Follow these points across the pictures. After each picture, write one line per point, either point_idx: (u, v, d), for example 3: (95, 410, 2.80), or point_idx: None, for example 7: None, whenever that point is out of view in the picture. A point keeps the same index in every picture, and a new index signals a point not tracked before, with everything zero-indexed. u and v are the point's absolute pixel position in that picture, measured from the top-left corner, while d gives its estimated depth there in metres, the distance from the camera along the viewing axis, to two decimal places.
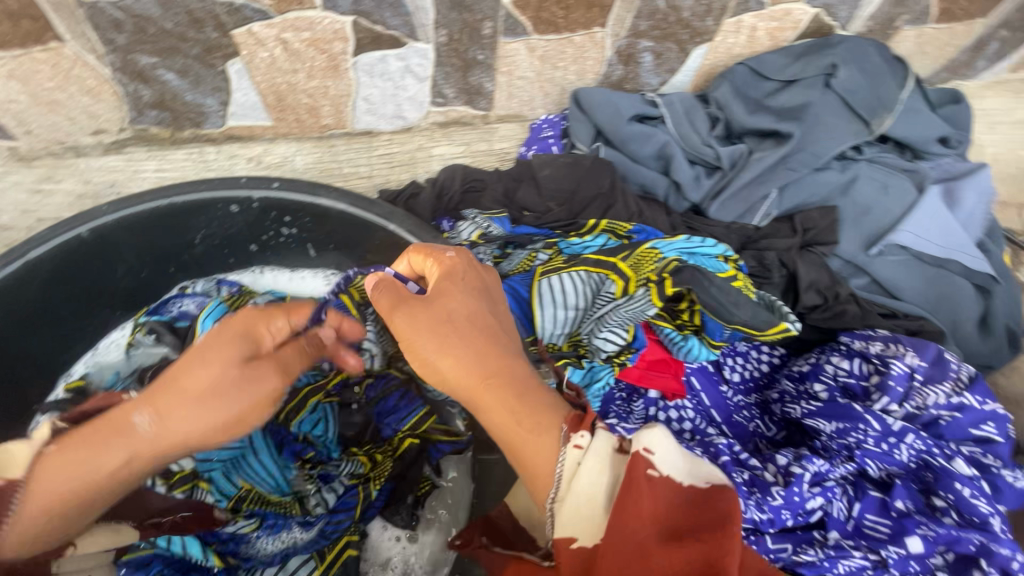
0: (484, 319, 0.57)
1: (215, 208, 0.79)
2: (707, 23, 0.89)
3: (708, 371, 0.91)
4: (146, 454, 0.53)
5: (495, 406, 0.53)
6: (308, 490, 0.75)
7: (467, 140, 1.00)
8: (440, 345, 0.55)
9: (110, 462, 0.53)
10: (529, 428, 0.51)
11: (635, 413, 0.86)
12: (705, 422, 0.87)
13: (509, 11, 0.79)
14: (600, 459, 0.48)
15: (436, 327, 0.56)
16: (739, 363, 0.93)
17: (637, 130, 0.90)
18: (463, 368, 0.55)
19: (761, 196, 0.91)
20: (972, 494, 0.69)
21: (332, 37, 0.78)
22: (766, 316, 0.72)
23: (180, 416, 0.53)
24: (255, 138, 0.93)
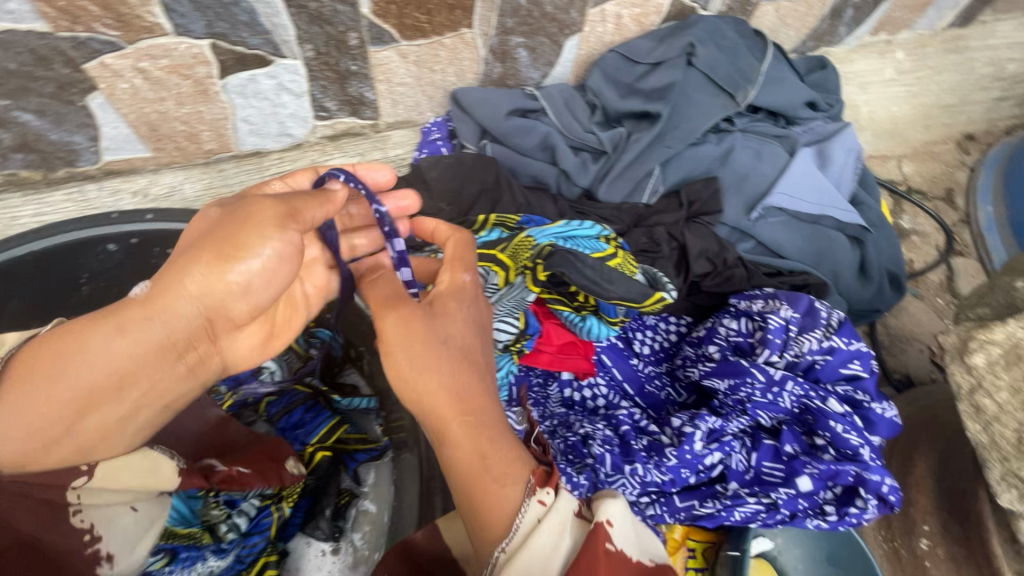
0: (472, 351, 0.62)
1: (92, 250, 0.77)
2: (573, 15, 0.92)
3: (617, 347, 0.95)
4: (156, 312, 0.55)
5: (466, 442, 0.57)
6: (216, 517, 0.71)
7: (361, 150, 1.01)
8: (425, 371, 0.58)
9: (112, 337, 0.55)
10: (495, 477, 0.56)
11: (552, 398, 0.91)
12: (618, 396, 0.91)
13: (371, 20, 0.80)
14: (560, 519, 0.53)
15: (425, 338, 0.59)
16: (648, 336, 0.97)
17: (517, 124, 0.93)
18: (447, 395, 0.58)
19: (644, 173, 0.95)
20: (845, 429, 0.74)
21: (193, 62, 0.77)
22: (641, 289, 0.77)
23: (180, 275, 0.55)
24: (136, 171, 0.91)
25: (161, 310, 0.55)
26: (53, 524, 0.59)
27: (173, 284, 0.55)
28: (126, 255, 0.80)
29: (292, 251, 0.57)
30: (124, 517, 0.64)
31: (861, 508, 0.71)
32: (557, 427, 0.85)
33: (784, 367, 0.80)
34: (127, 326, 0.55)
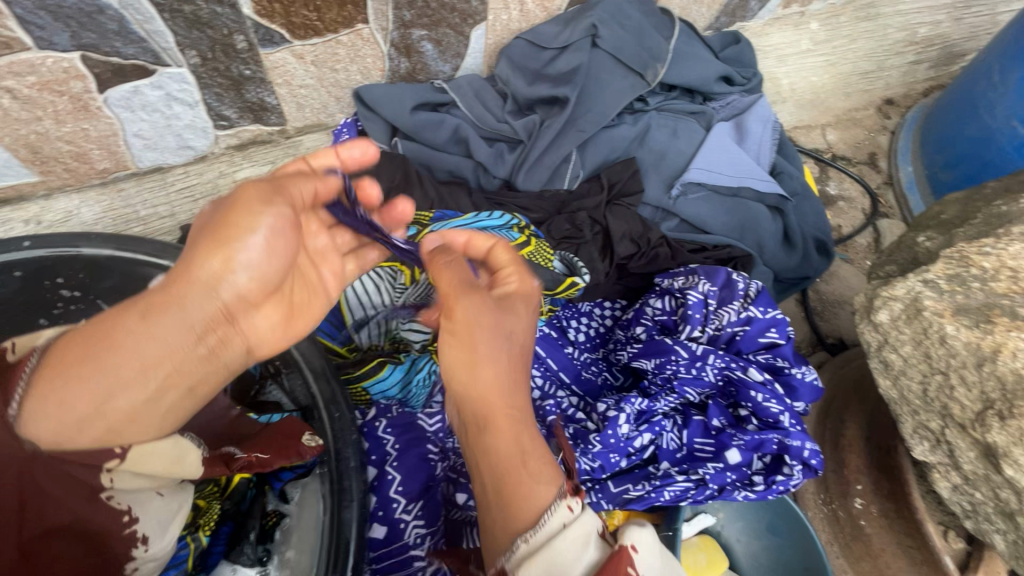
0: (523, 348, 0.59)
1: None
2: (473, 4, 0.90)
3: (551, 337, 0.93)
4: (162, 304, 0.50)
5: (511, 434, 0.54)
6: None
7: (271, 158, 0.97)
8: (469, 361, 0.55)
9: (135, 325, 0.49)
10: (531, 471, 0.52)
11: None
12: (553, 386, 0.88)
13: (256, 21, 0.77)
14: (585, 531, 0.46)
15: (476, 323, 0.56)
16: (583, 323, 0.96)
17: (425, 119, 0.90)
18: (487, 392, 0.55)
19: (562, 159, 0.94)
20: (766, 398, 0.74)
21: (65, 77, 0.73)
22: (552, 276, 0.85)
23: (185, 258, 0.50)
24: (27, 198, 0.86)
25: (174, 290, 0.49)
26: (94, 503, 0.56)
27: (188, 257, 0.50)
28: (12, 292, 0.73)
29: (285, 226, 0.51)
30: (150, 503, 0.60)
31: (787, 475, 0.72)
32: None
33: (706, 341, 0.81)
34: (139, 314, 0.50)
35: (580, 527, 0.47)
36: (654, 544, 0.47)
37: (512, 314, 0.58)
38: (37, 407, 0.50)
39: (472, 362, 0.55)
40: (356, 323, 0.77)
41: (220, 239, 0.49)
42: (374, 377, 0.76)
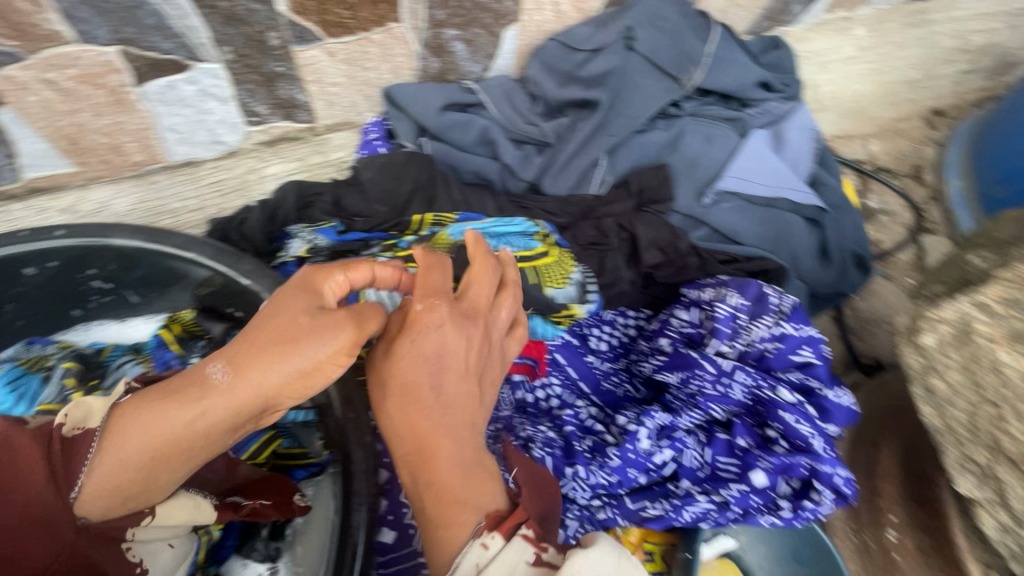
0: (472, 392, 0.62)
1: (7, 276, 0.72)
2: (506, 4, 0.89)
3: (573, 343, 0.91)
4: (224, 403, 0.53)
5: (446, 466, 0.57)
6: None
7: (300, 155, 0.98)
8: (403, 403, 0.59)
9: (181, 413, 0.53)
10: (461, 489, 0.56)
11: (504, 402, 0.87)
12: (573, 395, 0.87)
13: (290, 17, 0.77)
14: (506, 562, 0.50)
15: (416, 376, 0.59)
16: (605, 332, 0.92)
17: (454, 119, 0.89)
18: (420, 427, 0.58)
19: (590, 163, 0.92)
20: (797, 420, 0.71)
21: (103, 70, 0.74)
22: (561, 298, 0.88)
23: (247, 365, 0.53)
24: (63, 187, 0.88)
25: (238, 387, 0.53)
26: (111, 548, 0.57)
27: (276, 347, 0.54)
28: (48, 280, 0.75)
29: (338, 327, 0.55)
30: (160, 550, 0.62)
31: (815, 501, 0.69)
32: (502, 430, 0.82)
33: (735, 357, 0.78)
34: (202, 393, 0.53)
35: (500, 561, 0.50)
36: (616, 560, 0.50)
37: (466, 360, 0.61)
38: (84, 482, 0.53)
39: (406, 405, 0.59)
40: None
41: (289, 343, 0.54)
42: None
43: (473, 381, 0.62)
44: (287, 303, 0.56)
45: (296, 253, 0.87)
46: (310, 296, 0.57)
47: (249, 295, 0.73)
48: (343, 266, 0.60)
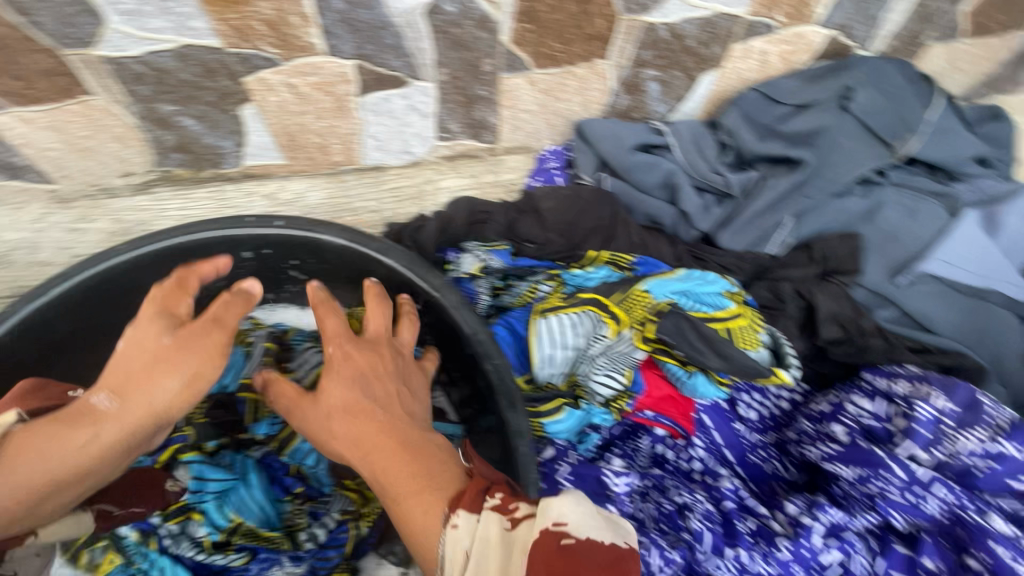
0: (394, 393, 0.64)
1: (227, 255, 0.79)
2: (714, 50, 0.86)
3: (720, 407, 0.85)
4: (112, 426, 0.58)
5: (391, 464, 0.58)
6: (299, 524, 0.73)
7: (474, 172, 1.01)
8: (346, 419, 0.60)
9: (43, 437, 0.57)
10: (417, 488, 0.56)
11: (642, 453, 0.80)
12: (716, 461, 0.81)
13: (508, 47, 0.80)
14: (487, 539, 0.50)
15: (351, 392, 0.62)
16: (756, 400, 0.87)
17: (641, 160, 0.88)
18: (362, 436, 0.59)
19: (774, 223, 0.87)
20: (1012, 557, 0.62)
21: (337, 80, 0.81)
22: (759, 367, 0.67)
23: (134, 387, 0.60)
24: (270, 175, 0.96)
25: (125, 406, 0.59)
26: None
27: (126, 371, 0.60)
28: (257, 264, 0.81)
29: (208, 353, 0.63)
30: (26, 558, 0.67)
31: None
32: (651, 489, 0.74)
33: (932, 466, 0.70)
34: (89, 419, 0.58)
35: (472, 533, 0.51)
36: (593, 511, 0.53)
37: (382, 380, 0.64)
38: None
39: (353, 419, 0.60)
40: (542, 357, 0.74)
41: (128, 373, 0.60)
42: (551, 417, 0.73)
43: (410, 396, 0.66)
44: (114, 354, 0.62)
45: (467, 269, 0.86)
46: (171, 326, 0.63)
47: (432, 306, 0.75)
48: (173, 284, 0.67)
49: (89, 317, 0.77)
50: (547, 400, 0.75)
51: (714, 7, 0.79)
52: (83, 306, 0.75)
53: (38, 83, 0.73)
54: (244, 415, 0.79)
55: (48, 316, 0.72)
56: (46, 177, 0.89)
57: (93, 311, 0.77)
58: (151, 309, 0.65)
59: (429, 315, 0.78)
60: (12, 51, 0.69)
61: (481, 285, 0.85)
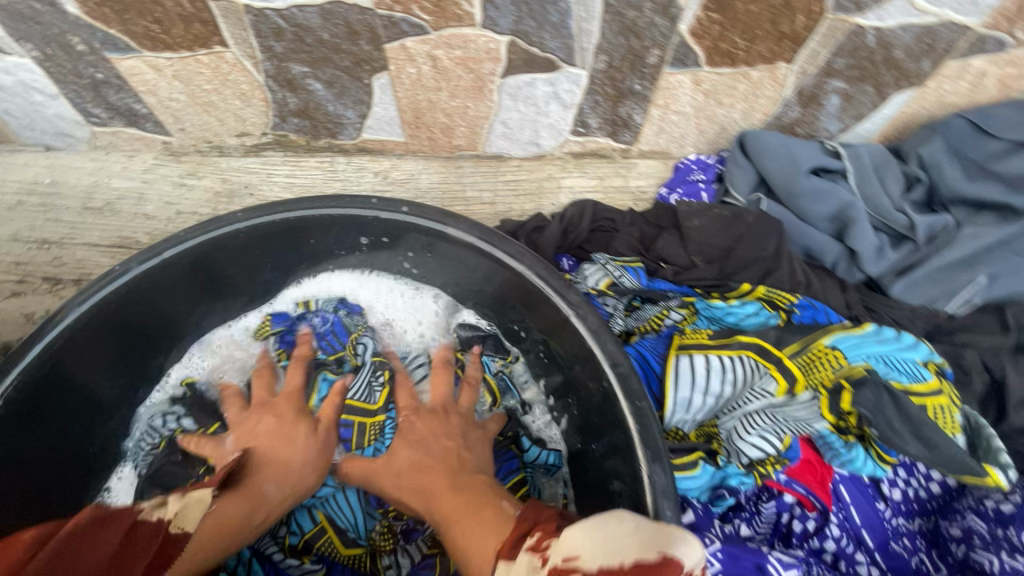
0: (452, 448, 0.65)
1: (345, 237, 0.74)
2: (922, 66, 0.73)
3: (862, 481, 0.70)
4: (278, 497, 0.64)
5: (451, 503, 0.57)
6: (384, 546, 0.69)
7: (601, 173, 0.91)
8: (412, 480, 0.63)
9: (225, 502, 0.61)
10: (472, 514, 0.54)
11: (762, 518, 0.67)
12: (853, 544, 0.66)
13: (683, 38, 0.69)
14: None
15: (415, 456, 0.65)
16: (902, 477, 0.71)
17: (815, 186, 0.77)
18: (428, 484, 0.61)
19: (964, 279, 0.73)
20: None
21: (483, 57, 0.72)
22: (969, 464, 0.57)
23: (291, 454, 0.68)
24: (385, 152, 0.90)
25: (288, 476, 0.66)
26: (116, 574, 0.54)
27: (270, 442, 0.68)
28: (373, 250, 0.76)
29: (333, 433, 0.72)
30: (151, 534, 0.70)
31: None
32: None
33: None
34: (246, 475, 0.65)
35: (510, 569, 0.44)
36: (634, 528, 0.40)
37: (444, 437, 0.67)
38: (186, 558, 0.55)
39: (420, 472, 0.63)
40: (676, 400, 0.63)
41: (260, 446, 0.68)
42: (684, 472, 0.62)
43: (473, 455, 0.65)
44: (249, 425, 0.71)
45: (593, 284, 0.76)
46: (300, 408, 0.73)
47: (562, 328, 0.65)
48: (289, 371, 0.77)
49: (194, 281, 0.72)
50: (678, 451, 0.63)
51: (944, 13, 0.65)
52: (193, 269, 0.70)
53: (176, 29, 0.68)
54: (349, 441, 0.74)
55: (159, 274, 0.67)
56: (163, 128, 0.86)
57: (202, 275, 0.71)
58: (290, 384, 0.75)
59: (551, 334, 0.68)
60: None
61: (609, 303, 0.75)
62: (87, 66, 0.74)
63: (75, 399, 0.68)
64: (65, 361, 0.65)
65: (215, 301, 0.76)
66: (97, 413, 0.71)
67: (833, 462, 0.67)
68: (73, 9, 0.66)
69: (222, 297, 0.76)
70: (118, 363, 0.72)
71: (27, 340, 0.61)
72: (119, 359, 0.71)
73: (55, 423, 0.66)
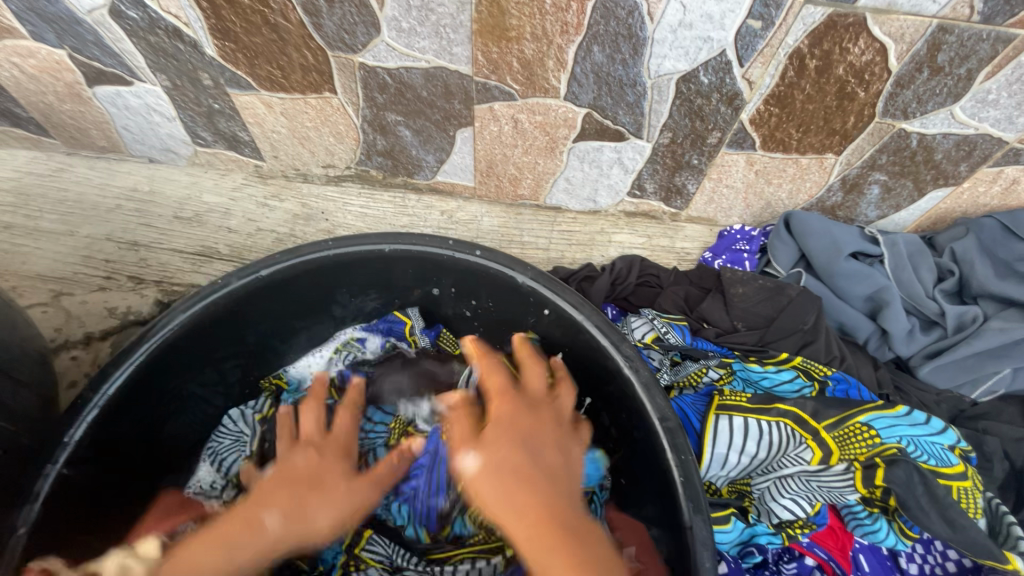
0: (562, 465, 0.51)
1: (419, 276, 0.82)
2: (960, 169, 0.79)
3: (880, 550, 0.74)
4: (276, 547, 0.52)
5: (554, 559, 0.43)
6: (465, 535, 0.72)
7: (649, 233, 0.98)
8: (514, 477, 0.48)
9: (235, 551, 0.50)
10: None
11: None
12: None
13: (743, 125, 0.76)
14: None
15: (519, 438, 0.52)
16: (919, 552, 0.75)
17: (854, 269, 0.85)
18: (525, 502, 0.46)
19: (990, 370, 0.79)
20: None
21: (561, 123, 0.80)
22: (991, 546, 0.60)
23: (316, 497, 0.56)
24: (453, 194, 0.98)
25: (296, 527, 0.54)
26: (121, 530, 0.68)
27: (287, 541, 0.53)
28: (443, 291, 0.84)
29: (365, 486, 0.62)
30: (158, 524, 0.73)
31: None
32: None
33: None
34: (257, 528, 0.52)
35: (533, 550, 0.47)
36: None
37: (536, 426, 0.54)
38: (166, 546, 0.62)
39: (524, 482, 0.48)
40: (712, 457, 0.68)
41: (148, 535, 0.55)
42: (719, 526, 0.69)
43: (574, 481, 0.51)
44: (319, 496, 0.57)
45: (640, 337, 0.83)
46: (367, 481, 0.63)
47: (615, 379, 0.71)
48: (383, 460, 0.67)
49: (284, 297, 0.78)
50: (714, 505, 0.70)
51: (983, 127, 0.72)
52: (280, 288, 0.77)
53: (295, 76, 0.77)
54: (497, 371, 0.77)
55: (253, 290, 0.74)
56: (258, 154, 0.95)
57: (283, 294, 0.78)
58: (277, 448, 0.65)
59: (597, 381, 0.75)
60: (285, 44, 0.73)
61: (655, 357, 0.81)
62: (208, 97, 0.84)
63: (155, 396, 0.72)
64: (162, 364, 0.71)
65: (295, 314, 0.83)
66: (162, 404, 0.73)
67: (854, 530, 0.70)
68: (211, 52, 0.75)
69: (305, 309, 0.83)
70: (192, 367, 0.76)
71: (138, 341, 0.67)
72: (200, 365, 0.76)
73: (135, 425, 0.70)
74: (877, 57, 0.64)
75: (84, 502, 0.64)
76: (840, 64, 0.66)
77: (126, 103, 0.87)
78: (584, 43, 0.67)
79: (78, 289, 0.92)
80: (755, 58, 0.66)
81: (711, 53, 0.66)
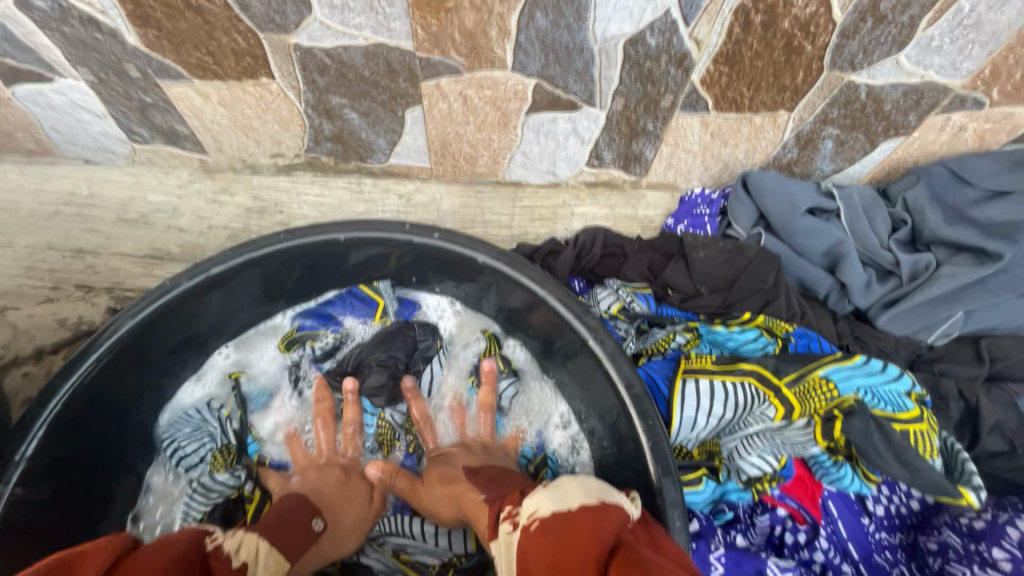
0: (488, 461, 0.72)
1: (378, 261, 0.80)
2: (909, 118, 0.80)
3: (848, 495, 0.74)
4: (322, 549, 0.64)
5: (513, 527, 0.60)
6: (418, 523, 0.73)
7: (611, 202, 0.97)
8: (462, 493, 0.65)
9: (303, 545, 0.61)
10: None
11: (757, 530, 0.71)
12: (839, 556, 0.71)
13: (694, 86, 0.75)
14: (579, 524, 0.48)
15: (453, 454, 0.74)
16: (884, 493, 0.76)
17: (810, 225, 0.86)
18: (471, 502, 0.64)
19: (944, 315, 0.82)
20: None
21: (512, 96, 0.78)
22: (946, 484, 0.64)
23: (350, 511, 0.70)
24: (409, 176, 0.96)
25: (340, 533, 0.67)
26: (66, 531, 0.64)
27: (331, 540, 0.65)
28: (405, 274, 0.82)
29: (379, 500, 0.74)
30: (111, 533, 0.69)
31: None
32: None
33: None
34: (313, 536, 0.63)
35: (511, 547, 0.51)
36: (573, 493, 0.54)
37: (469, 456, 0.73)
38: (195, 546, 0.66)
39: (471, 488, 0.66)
40: (682, 419, 0.69)
41: (271, 528, 0.58)
42: (691, 487, 0.70)
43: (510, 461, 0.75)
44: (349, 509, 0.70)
45: (606, 308, 0.83)
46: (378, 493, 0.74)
47: (581, 351, 0.71)
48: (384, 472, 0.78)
49: (238, 295, 0.76)
50: (685, 468, 0.72)
51: (929, 74, 0.73)
52: (234, 286, 0.74)
53: (227, 61, 0.73)
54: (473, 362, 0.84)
55: (203, 290, 0.72)
56: (201, 148, 0.91)
57: (240, 292, 0.76)
58: (298, 462, 0.76)
59: (566, 353, 0.74)
60: (212, 28, 0.68)
61: (621, 327, 0.82)
62: (137, 90, 0.79)
63: (108, 405, 0.70)
64: (113, 374, 0.69)
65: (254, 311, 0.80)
66: (118, 412, 0.71)
67: (822, 478, 0.72)
68: (133, 41, 0.71)
69: (264, 305, 0.80)
70: (148, 372, 0.73)
71: (83, 352, 0.65)
72: (157, 370, 0.74)
73: (91, 437, 0.68)
74: (821, 8, 0.63)
75: (54, 518, 0.63)
76: (786, 18, 0.65)
77: (49, 101, 0.82)
78: (526, 10, 0.65)
79: (23, 302, 0.88)
80: (700, 16, 0.65)
81: (656, 14, 0.64)
